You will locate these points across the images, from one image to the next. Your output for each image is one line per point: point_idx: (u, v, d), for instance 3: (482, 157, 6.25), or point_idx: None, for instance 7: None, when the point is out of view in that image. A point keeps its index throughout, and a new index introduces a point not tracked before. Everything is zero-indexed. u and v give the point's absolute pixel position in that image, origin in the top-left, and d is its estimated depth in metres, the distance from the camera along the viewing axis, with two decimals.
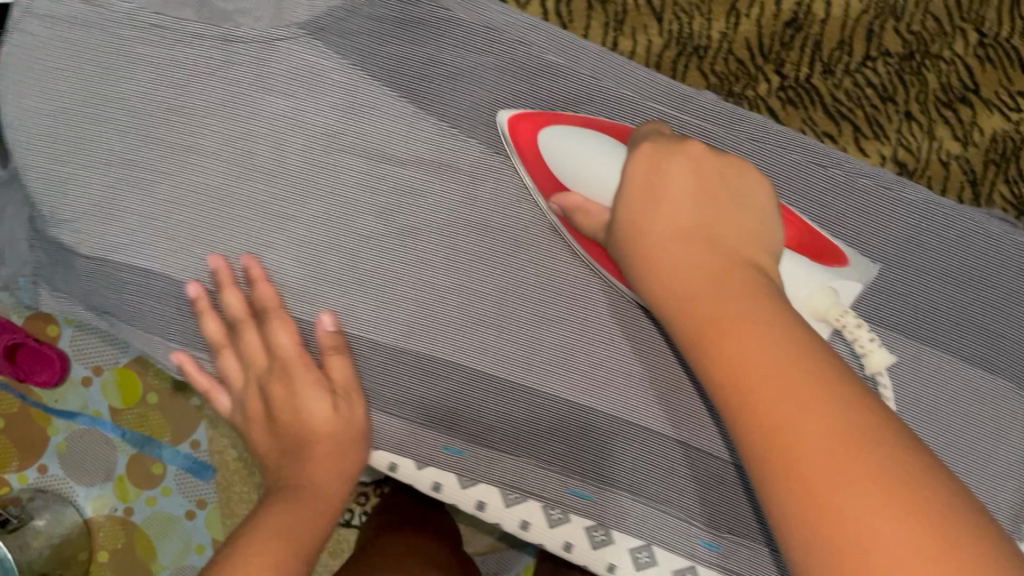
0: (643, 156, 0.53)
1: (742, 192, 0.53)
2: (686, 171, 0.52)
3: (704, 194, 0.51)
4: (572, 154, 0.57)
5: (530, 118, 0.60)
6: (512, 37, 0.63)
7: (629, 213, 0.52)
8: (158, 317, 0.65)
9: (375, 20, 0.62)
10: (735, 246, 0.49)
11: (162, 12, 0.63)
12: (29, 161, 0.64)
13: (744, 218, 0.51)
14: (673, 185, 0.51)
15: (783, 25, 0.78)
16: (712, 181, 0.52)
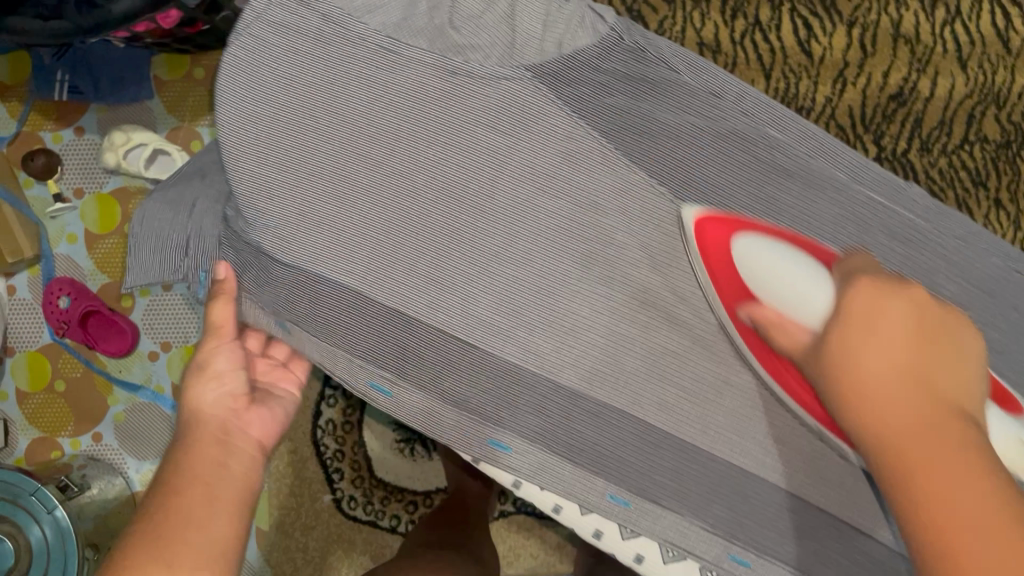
0: (859, 291, 0.49)
1: (960, 341, 0.48)
2: (907, 312, 0.47)
3: (922, 339, 0.46)
4: (760, 265, 0.56)
5: (719, 223, 0.61)
6: (733, 106, 0.64)
7: (838, 336, 0.47)
8: (349, 333, 0.67)
9: (603, 73, 0.64)
10: (954, 395, 0.44)
11: (394, 36, 0.64)
12: (240, 163, 0.65)
13: (962, 367, 0.46)
14: (891, 320, 0.46)
15: (889, 97, 0.94)
16: (930, 323, 0.48)
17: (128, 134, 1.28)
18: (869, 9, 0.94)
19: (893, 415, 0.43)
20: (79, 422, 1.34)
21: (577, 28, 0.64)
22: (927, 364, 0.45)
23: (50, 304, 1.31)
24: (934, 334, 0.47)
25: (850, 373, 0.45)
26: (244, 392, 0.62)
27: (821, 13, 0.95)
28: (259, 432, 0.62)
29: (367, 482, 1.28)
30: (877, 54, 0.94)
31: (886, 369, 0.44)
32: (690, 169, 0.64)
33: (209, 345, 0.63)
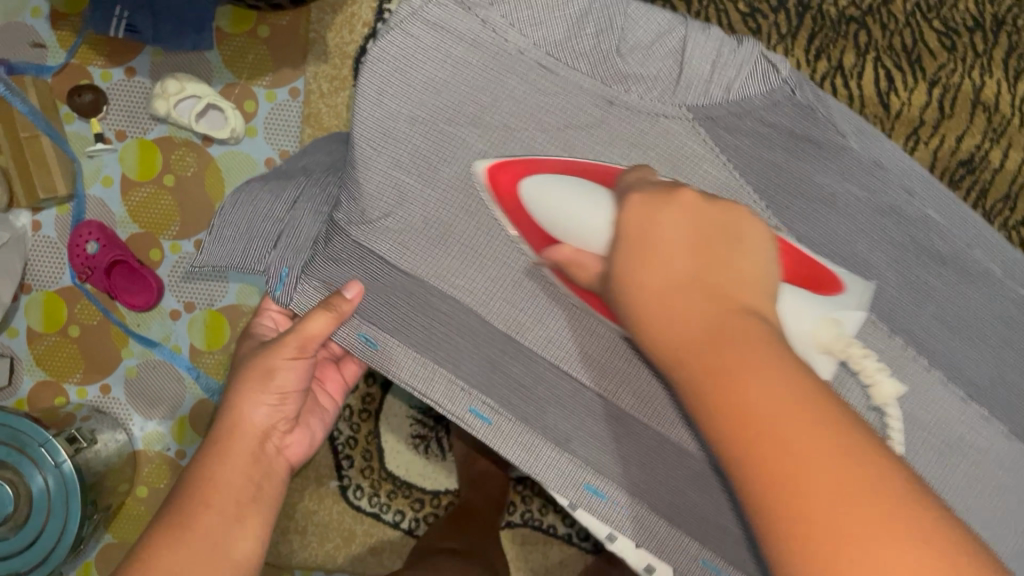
0: (633, 208, 0.50)
1: (735, 240, 0.47)
2: (678, 227, 0.47)
3: (694, 246, 0.46)
4: (552, 202, 0.56)
5: (508, 168, 0.60)
6: (897, 181, 0.61)
7: (623, 267, 0.48)
8: (459, 351, 0.63)
9: (767, 126, 0.61)
10: (733, 298, 0.44)
11: (554, 54, 0.61)
12: (366, 160, 0.61)
13: (744, 267, 0.46)
14: (668, 237, 0.47)
15: (958, 162, 1.00)
16: (707, 231, 0.47)
17: (182, 83, 1.21)
18: (953, 70, 0.99)
19: (692, 333, 0.42)
20: (90, 372, 1.29)
21: (747, 77, 0.60)
22: (707, 273, 0.45)
23: (76, 247, 1.25)
24: (711, 236, 0.47)
25: (642, 308, 0.45)
26: (292, 413, 0.68)
27: (905, 67, 1.00)
28: (293, 452, 0.69)
29: (376, 473, 1.22)
30: (953, 118, 1.00)
31: (672, 295, 0.44)
32: (843, 242, 0.60)
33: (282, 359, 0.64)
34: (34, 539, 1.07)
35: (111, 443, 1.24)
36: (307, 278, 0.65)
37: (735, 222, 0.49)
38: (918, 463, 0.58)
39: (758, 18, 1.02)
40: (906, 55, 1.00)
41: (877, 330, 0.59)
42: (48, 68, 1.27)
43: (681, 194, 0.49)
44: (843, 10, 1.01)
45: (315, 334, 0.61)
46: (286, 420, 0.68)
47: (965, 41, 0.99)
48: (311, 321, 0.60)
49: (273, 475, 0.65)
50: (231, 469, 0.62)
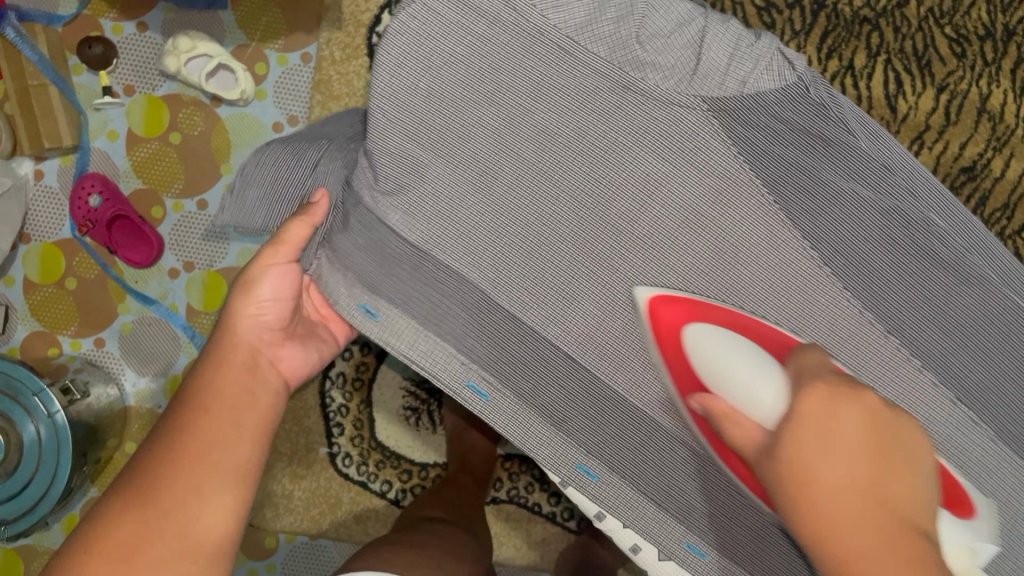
0: (813, 396, 0.48)
1: (906, 451, 0.48)
2: (860, 422, 0.47)
3: (872, 453, 0.46)
4: (713, 359, 0.54)
5: (673, 308, 0.60)
6: (902, 183, 0.62)
7: (789, 446, 0.46)
8: (460, 324, 0.65)
9: (780, 121, 0.61)
10: (908, 512, 0.45)
11: (574, 36, 0.61)
12: (385, 129, 0.63)
13: (913, 483, 0.46)
14: (850, 435, 0.46)
15: (960, 170, 1.01)
16: (885, 438, 0.48)
17: (194, 41, 1.21)
18: (961, 77, 1.00)
19: (851, 533, 0.43)
20: (85, 326, 1.29)
21: (763, 70, 0.61)
22: (880, 480, 0.45)
23: (78, 200, 1.25)
24: (886, 444, 0.47)
25: (800, 490, 0.45)
26: (278, 324, 0.68)
27: (914, 72, 1.01)
28: (286, 366, 0.69)
29: (366, 442, 1.22)
30: (958, 125, 1.01)
31: (851, 491, 0.44)
32: (844, 239, 0.61)
33: (265, 262, 0.66)
34: (23, 486, 1.07)
35: (103, 396, 1.25)
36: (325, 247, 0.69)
37: (902, 431, 0.49)
38: None
39: (773, 13, 1.03)
40: (916, 59, 1.01)
41: (872, 327, 0.61)
42: (59, 18, 1.26)
43: (865, 396, 0.49)
44: (856, 10, 1.02)
45: (295, 236, 0.66)
46: (274, 332, 0.68)
47: (975, 49, 1.00)
48: (290, 226, 0.66)
49: (266, 383, 0.65)
50: (214, 423, 0.60)
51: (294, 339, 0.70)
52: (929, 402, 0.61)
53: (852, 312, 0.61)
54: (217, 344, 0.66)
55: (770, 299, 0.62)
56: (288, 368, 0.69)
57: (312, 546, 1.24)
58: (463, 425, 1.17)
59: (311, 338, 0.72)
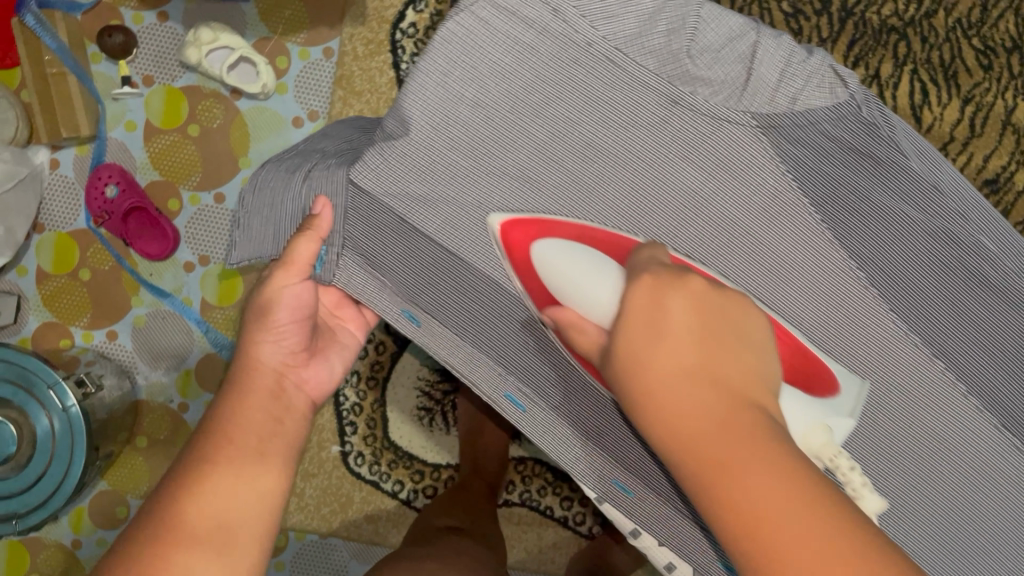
0: (643, 288, 0.48)
1: (743, 331, 0.47)
2: (687, 308, 0.46)
3: (704, 335, 0.45)
4: (561, 269, 0.55)
5: (522, 228, 0.60)
6: (954, 206, 0.60)
7: (628, 346, 0.46)
8: (496, 333, 0.63)
9: (830, 139, 0.60)
10: (742, 389, 0.44)
11: (622, 49, 0.61)
12: (428, 141, 0.62)
13: (745, 360, 0.45)
14: (676, 327, 0.45)
15: (983, 182, 0.99)
16: (714, 320, 0.46)
17: (215, 32, 1.20)
18: (987, 89, 0.98)
19: (688, 418, 0.42)
20: (98, 317, 1.28)
21: (815, 88, 0.60)
22: (713, 361, 0.44)
23: (95, 190, 1.23)
24: (718, 328, 0.46)
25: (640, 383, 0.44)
26: (301, 347, 0.63)
27: (939, 82, 0.98)
28: (315, 389, 0.64)
29: (378, 443, 1.21)
30: (982, 138, 0.98)
31: (678, 375, 0.44)
32: (893, 262, 0.60)
33: (280, 284, 0.61)
34: (37, 479, 1.06)
35: (116, 390, 1.23)
36: (348, 252, 0.65)
37: (737, 312, 0.48)
38: (939, 483, 0.61)
39: (800, 19, 1.01)
40: (942, 70, 0.98)
41: (917, 350, 0.60)
42: (80, 6, 1.24)
43: (692, 280, 0.48)
44: (884, 19, 1.00)
45: (303, 254, 0.61)
46: (298, 354, 0.63)
47: (1001, 61, 0.98)
48: (297, 245, 0.61)
49: (291, 410, 0.61)
50: (246, 426, 0.57)
51: (318, 355, 0.65)
52: (973, 426, 0.60)
53: (897, 334, 0.60)
54: (237, 369, 0.61)
55: (815, 319, 0.61)
56: (316, 388, 0.65)
57: (322, 544, 1.23)
58: (478, 424, 1.16)
59: (334, 348, 0.67)
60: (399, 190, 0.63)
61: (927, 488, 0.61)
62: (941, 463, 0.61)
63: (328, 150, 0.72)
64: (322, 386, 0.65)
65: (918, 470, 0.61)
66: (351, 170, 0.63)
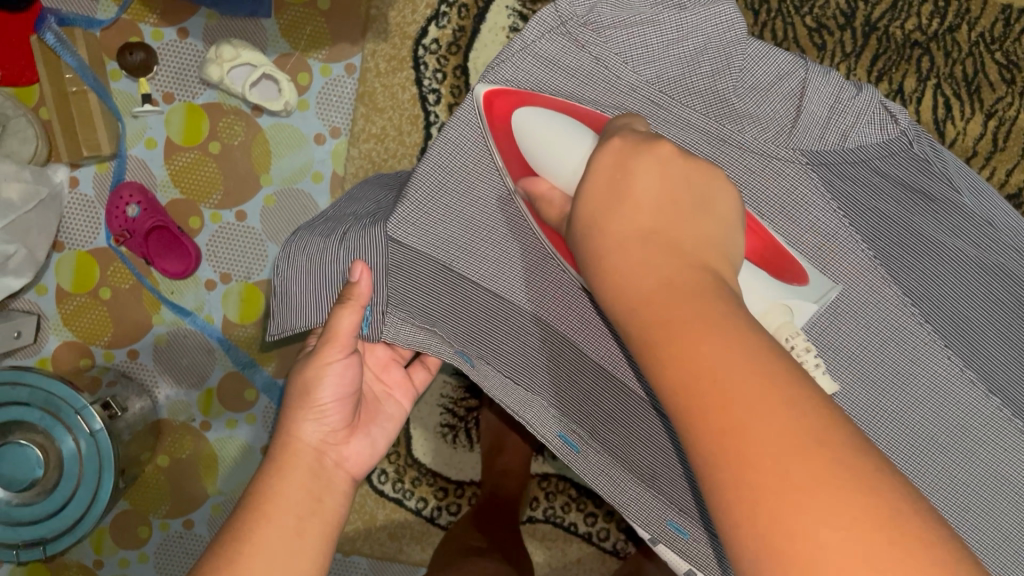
0: (610, 153, 0.49)
1: (708, 199, 0.47)
2: (654, 173, 0.47)
3: (671, 202, 0.46)
4: (536, 133, 0.56)
5: (506, 96, 0.59)
6: (1006, 241, 0.60)
7: (590, 208, 0.48)
8: (549, 374, 0.64)
9: (881, 176, 0.61)
10: (694, 250, 0.44)
11: (665, 91, 0.62)
12: (469, 184, 0.63)
13: (708, 225, 0.46)
14: (641, 187, 0.46)
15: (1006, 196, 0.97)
16: (679, 188, 0.47)
17: (237, 49, 1.11)
18: (1010, 104, 0.96)
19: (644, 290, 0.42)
20: (117, 336, 1.20)
21: (865, 124, 0.61)
22: (672, 225, 0.45)
23: (115, 209, 1.15)
24: (682, 197, 0.46)
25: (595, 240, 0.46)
26: (343, 423, 0.62)
27: (962, 97, 0.97)
28: (356, 464, 0.64)
29: (402, 460, 1.16)
30: (1005, 152, 0.97)
31: (629, 238, 0.44)
32: (944, 298, 0.60)
33: (326, 360, 0.60)
34: (62, 503, 0.95)
35: (137, 409, 1.15)
36: (393, 310, 0.61)
37: (707, 180, 0.48)
38: (1003, 522, 0.59)
39: (824, 35, 0.98)
40: (965, 84, 0.97)
41: (973, 387, 0.59)
42: (96, 22, 1.16)
43: (661, 145, 0.48)
44: (908, 33, 0.97)
45: (345, 329, 0.59)
46: (339, 431, 0.63)
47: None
48: (340, 319, 0.59)
49: (333, 489, 0.60)
50: (280, 497, 0.57)
51: (359, 434, 0.65)
52: None
53: (952, 371, 0.59)
54: (276, 448, 0.61)
55: (866, 357, 0.61)
56: (358, 467, 0.64)
57: (346, 562, 1.18)
58: (498, 440, 1.08)
59: (376, 421, 0.68)
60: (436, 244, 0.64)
61: (992, 527, 0.60)
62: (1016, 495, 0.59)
63: (361, 212, 0.72)
64: (363, 459, 0.65)
65: (983, 509, 0.60)
66: (389, 227, 0.64)
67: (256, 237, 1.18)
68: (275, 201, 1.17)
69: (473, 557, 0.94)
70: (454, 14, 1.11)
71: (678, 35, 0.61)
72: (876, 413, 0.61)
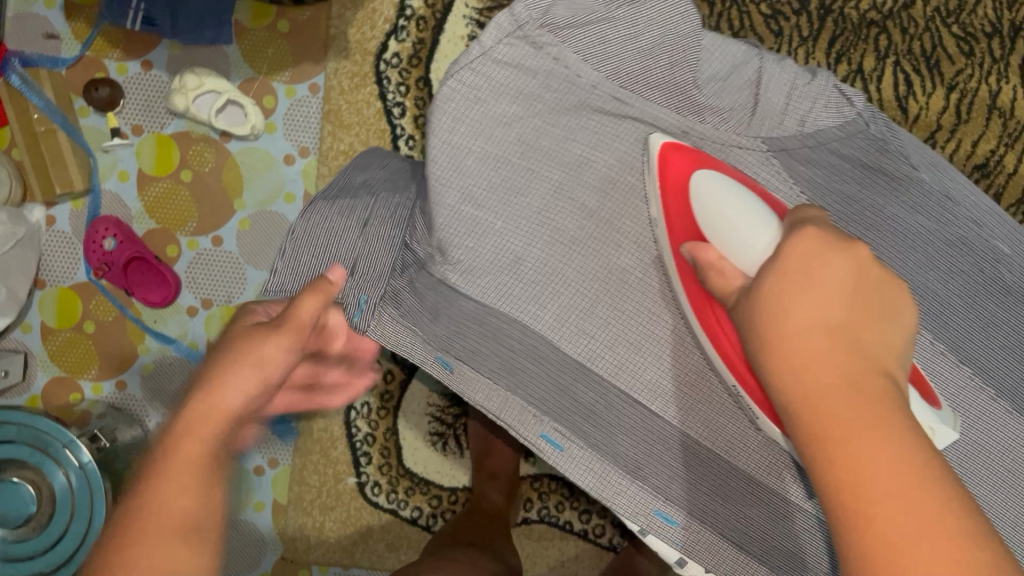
0: (804, 240, 0.48)
1: (892, 304, 0.46)
2: (846, 268, 0.46)
3: (858, 298, 0.45)
4: (717, 207, 0.54)
5: (683, 152, 0.58)
6: (965, 214, 0.62)
7: (774, 290, 0.46)
8: (527, 373, 0.63)
9: (841, 157, 0.62)
10: (878, 355, 0.43)
11: (627, 86, 0.62)
12: (437, 193, 0.63)
13: (891, 332, 0.45)
14: (832, 276, 0.45)
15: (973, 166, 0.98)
16: (867, 287, 0.46)
17: (201, 77, 1.12)
18: (971, 75, 0.97)
19: (818, 374, 0.42)
20: (104, 370, 1.20)
21: (822, 108, 0.62)
22: (858, 324, 0.44)
23: (92, 243, 1.16)
24: (870, 295, 0.46)
25: (777, 325, 0.44)
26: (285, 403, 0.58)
27: (923, 72, 0.98)
28: None
29: (395, 470, 1.16)
30: (970, 123, 0.98)
31: (818, 330, 0.43)
32: (913, 273, 0.61)
33: (274, 339, 0.49)
34: (55, 539, 0.95)
35: (128, 437, 1.13)
36: (386, 306, 0.66)
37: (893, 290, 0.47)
38: (977, 488, 0.61)
39: (780, 20, 1.00)
40: (925, 59, 0.98)
41: (943, 358, 0.61)
42: (61, 61, 1.17)
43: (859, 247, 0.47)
44: (864, 13, 0.99)
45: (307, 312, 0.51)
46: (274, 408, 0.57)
47: (982, 47, 0.97)
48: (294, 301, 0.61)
49: None
50: None
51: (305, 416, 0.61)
52: (1009, 426, 0.61)
53: (925, 347, 0.61)
54: None
55: None
56: None
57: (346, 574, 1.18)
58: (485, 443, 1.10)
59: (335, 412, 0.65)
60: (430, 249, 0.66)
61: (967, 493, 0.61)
62: (983, 460, 0.61)
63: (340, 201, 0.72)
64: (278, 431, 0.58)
65: (959, 479, 0.61)
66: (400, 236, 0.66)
67: (234, 261, 1.18)
68: (250, 223, 1.18)
69: (466, 550, 0.95)
70: (412, 27, 1.12)
71: (632, 30, 0.60)
72: None
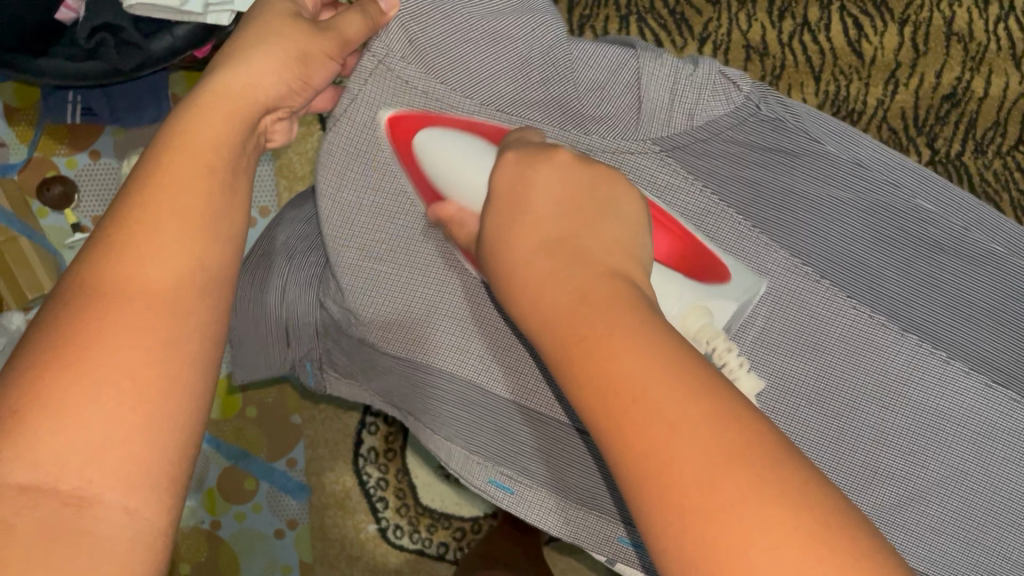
0: (509, 167, 0.47)
1: (608, 204, 0.45)
2: (558, 181, 0.45)
3: (575, 212, 0.43)
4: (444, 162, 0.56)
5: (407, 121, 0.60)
6: (881, 177, 0.60)
7: (494, 227, 0.45)
8: (464, 419, 0.62)
9: (738, 143, 0.60)
10: (603, 260, 0.41)
11: (504, 109, 0.60)
12: (339, 253, 0.62)
13: (610, 228, 0.43)
14: (544, 196, 0.44)
15: (941, 98, 0.97)
16: (581, 197, 0.44)
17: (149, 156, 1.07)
18: (921, 7, 0.96)
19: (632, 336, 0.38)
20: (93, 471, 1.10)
21: (708, 97, 0.59)
22: (573, 232, 0.42)
23: None
24: (585, 205, 0.44)
25: (502, 255, 0.43)
26: None
27: (871, 12, 0.96)
28: None
29: (413, 510, 1.10)
30: (929, 54, 0.96)
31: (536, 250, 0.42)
32: (836, 246, 0.59)
33: None
34: None
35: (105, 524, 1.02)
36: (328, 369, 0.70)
37: (612, 189, 0.46)
38: (951, 455, 0.57)
39: None
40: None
41: (887, 329, 0.57)
42: (11, 166, 1.10)
43: (558, 155, 0.46)
44: None
45: None
46: None
47: None
48: None
49: None
50: None
51: None
52: (970, 391, 0.57)
53: (863, 319, 0.57)
54: None
55: (772, 319, 0.58)
56: None
57: None
58: None
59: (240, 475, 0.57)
60: (346, 311, 0.65)
61: (941, 462, 0.57)
62: (950, 432, 0.57)
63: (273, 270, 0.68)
64: None
65: (929, 451, 0.57)
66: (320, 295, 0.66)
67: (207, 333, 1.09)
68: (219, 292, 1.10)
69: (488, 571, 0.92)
70: None
71: (496, 51, 0.59)
72: (794, 380, 0.58)
